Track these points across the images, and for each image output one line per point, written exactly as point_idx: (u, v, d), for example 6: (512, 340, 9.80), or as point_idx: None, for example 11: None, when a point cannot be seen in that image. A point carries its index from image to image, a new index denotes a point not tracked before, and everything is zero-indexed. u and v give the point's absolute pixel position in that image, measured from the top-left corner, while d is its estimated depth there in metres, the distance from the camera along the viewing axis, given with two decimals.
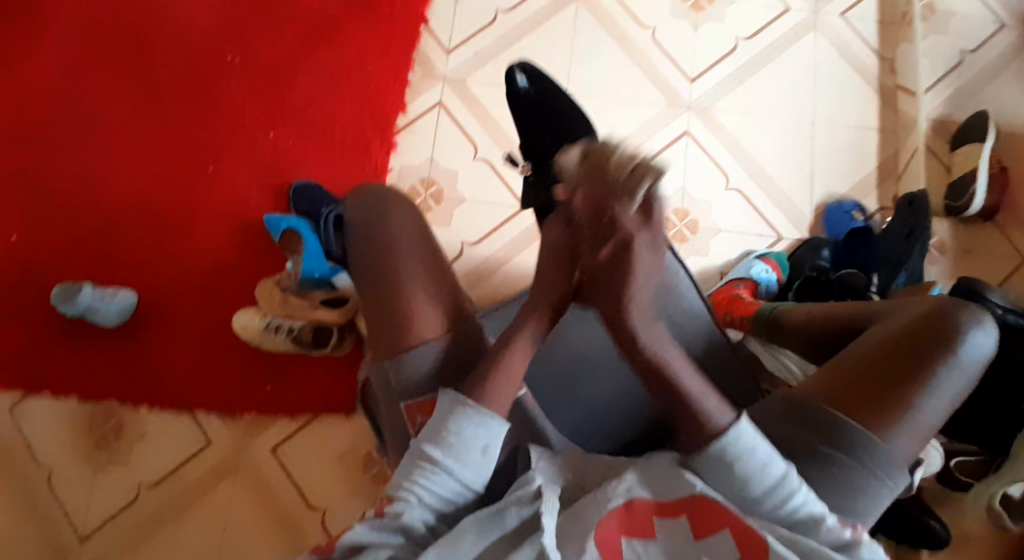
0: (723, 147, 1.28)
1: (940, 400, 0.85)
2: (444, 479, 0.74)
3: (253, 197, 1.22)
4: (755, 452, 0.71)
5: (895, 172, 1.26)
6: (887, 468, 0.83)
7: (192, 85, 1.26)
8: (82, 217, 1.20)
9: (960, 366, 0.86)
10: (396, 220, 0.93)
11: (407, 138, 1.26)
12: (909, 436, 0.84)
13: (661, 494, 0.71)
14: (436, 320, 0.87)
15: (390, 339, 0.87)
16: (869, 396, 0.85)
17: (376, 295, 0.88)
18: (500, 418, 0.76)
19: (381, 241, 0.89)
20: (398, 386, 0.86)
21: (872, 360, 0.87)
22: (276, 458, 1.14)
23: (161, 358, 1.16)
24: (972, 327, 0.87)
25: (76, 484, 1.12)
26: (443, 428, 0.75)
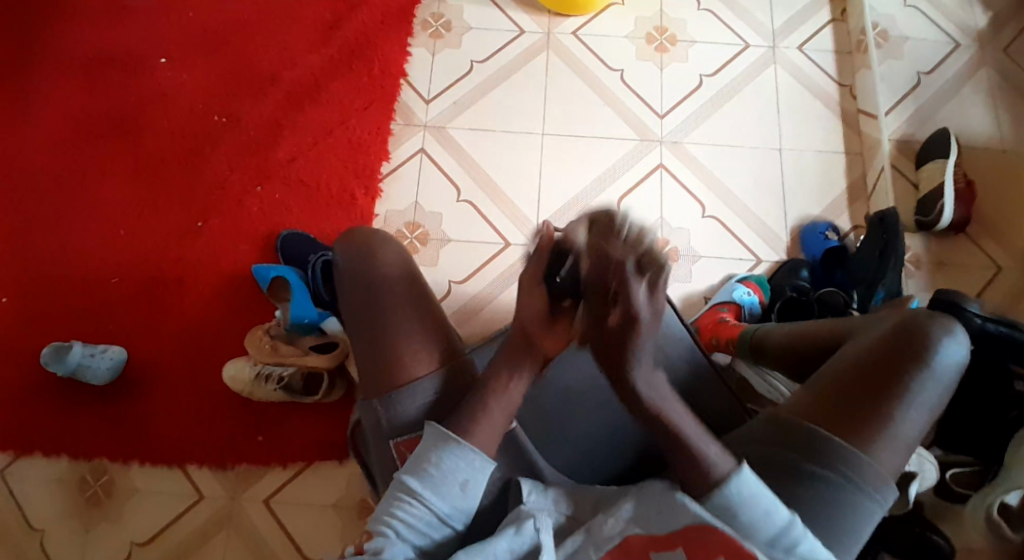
0: (695, 175, 1.33)
1: (918, 411, 0.85)
2: (421, 511, 0.77)
3: (246, 251, 1.29)
4: (758, 500, 0.75)
5: (864, 192, 1.32)
6: (875, 482, 0.83)
7: (192, 151, 1.35)
8: (90, 281, 1.27)
9: (936, 372, 0.86)
10: (386, 259, 0.94)
11: (391, 185, 1.33)
12: (892, 449, 0.84)
13: (653, 528, 0.76)
14: (425, 355, 0.89)
15: (380, 378, 0.89)
16: (849, 412, 0.85)
17: (367, 336, 0.91)
18: (484, 456, 0.79)
19: (374, 286, 0.92)
20: (388, 425, 0.88)
21: (849, 375, 0.88)
22: (268, 509, 1.19)
23: (159, 410, 1.22)
24: (945, 333, 0.88)
25: (69, 544, 1.16)
26: (429, 463, 0.78)
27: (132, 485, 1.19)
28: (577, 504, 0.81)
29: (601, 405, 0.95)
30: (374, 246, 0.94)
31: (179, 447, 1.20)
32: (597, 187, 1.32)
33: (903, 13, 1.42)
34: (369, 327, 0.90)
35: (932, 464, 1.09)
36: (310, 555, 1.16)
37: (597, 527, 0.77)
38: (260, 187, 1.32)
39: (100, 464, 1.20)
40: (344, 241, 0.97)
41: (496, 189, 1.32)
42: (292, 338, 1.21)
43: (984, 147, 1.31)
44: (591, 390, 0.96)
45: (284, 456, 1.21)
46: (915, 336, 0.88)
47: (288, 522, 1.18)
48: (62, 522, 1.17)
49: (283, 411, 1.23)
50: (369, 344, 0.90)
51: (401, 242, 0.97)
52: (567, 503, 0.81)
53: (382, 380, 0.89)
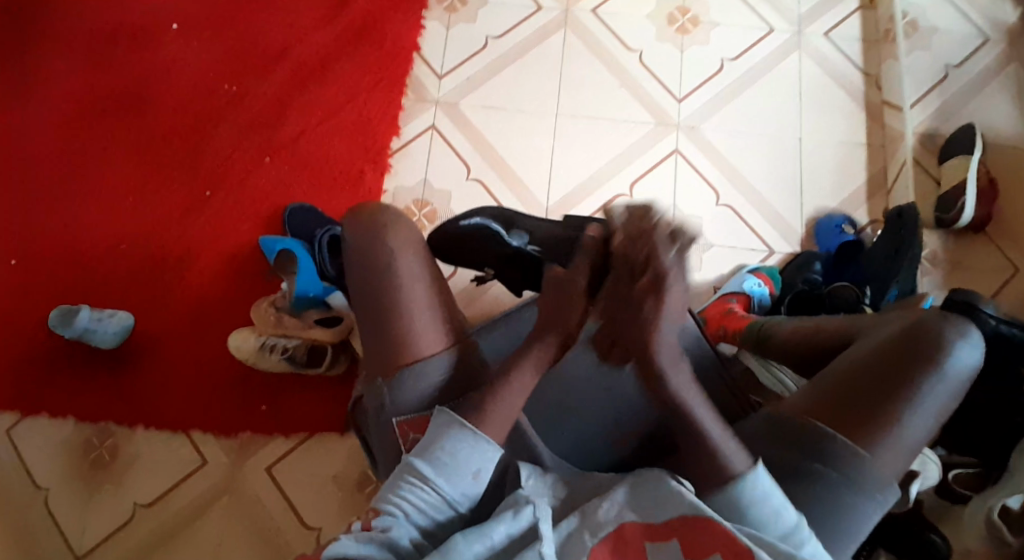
0: (711, 163, 1.31)
1: (924, 414, 0.84)
2: (429, 495, 0.77)
3: (255, 222, 1.29)
4: (769, 500, 0.76)
5: (884, 187, 1.29)
6: (875, 484, 0.82)
7: (204, 120, 1.34)
8: (100, 247, 1.28)
9: (947, 376, 0.85)
10: (395, 236, 0.92)
11: (401, 161, 1.31)
12: (896, 451, 0.83)
13: (650, 518, 0.76)
14: (430, 337, 0.88)
15: (385, 358, 0.89)
16: (853, 412, 0.84)
17: (372, 314, 0.89)
18: (495, 446, 0.79)
19: (382, 265, 0.90)
20: (392, 404, 0.88)
21: (856, 374, 0.86)
22: (269, 478, 1.20)
23: (164, 378, 1.23)
24: (957, 335, 0.86)
25: (74, 504, 1.18)
26: (441, 449, 0.78)
27: (136, 450, 1.20)
28: (574, 488, 0.82)
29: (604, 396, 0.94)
30: (382, 222, 0.92)
31: (183, 414, 1.22)
32: (608, 172, 1.29)
33: (934, 2, 1.38)
34: (374, 305, 0.89)
35: (934, 464, 1.08)
36: (309, 526, 1.18)
37: (591, 511, 0.76)
38: (270, 158, 1.32)
39: (105, 428, 1.21)
40: (355, 214, 0.95)
41: (507, 169, 1.30)
42: (298, 311, 1.21)
43: (1009, 146, 1.28)
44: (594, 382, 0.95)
45: (286, 428, 1.22)
46: (928, 339, 0.86)
47: (288, 493, 1.19)
48: (67, 483, 1.19)
49: (286, 383, 1.23)
50: (375, 323, 0.89)
51: (409, 218, 0.95)
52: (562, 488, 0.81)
53: (388, 359, 0.88)
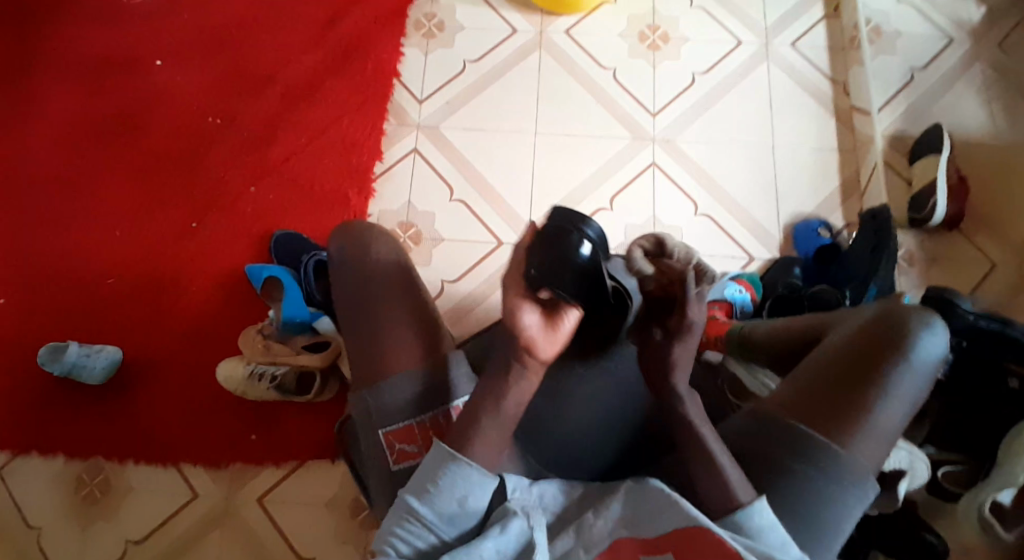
0: (689, 174, 1.33)
1: (897, 404, 0.85)
2: (422, 530, 0.78)
3: (240, 251, 1.30)
4: (768, 533, 0.77)
5: (858, 189, 1.31)
6: (855, 476, 0.83)
7: (185, 154, 1.35)
8: (85, 283, 1.28)
9: (916, 365, 0.86)
10: (380, 253, 0.97)
11: (384, 184, 1.33)
12: (872, 442, 0.84)
13: (643, 531, 0.76)
14: (418, 344, 0.91)
15: (368, 370, 0.90)
16: (828, 406, 0.86)
17: (357, 324, 0.93)
18: (484, 474, 0.78)
19: (366, 278, 0.95)
20: (376, 413, 0.88)
21: (830, 369, 0.88)
22: (262, 507, 1.20)
23: (153, 410, 1.23)
24: (924, 325, 0.88)
25: (65, 542, 1.17)
26: (427, 480, 0.79)
27: (128, 484, 1.20)
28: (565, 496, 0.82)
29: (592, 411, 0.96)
30: (369, 242, 0.98)
31: (174, 446, 1.22)
32: (589, 187, 1.31)
33: (897, 8, 1.42)
34: (360, 317, 0.93)
35: (923, 462, 1.09)
36: (303, 555, 1.18)
37: (586, 527, 0.78)
38: (253, 188, 1.33)
39: (95, 463, 1.21)
40: (339, 234, 1.00)
41: (488, 188, 1.31)
42: (285, 338, 1.22)
43: (978, 144, 1.31)
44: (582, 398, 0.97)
45: (278, 455, 1.22)
46: (895, 328, 0.88)
47: (282, 521, 1.19)
48: (58, 521, 1.18)
49: (277, 411, 1.24)
50: (359, 335, 0.92)
51: (394, 240, 1.00)
52: (554, 501, 0.82)
53: (374, 366, 0.90)
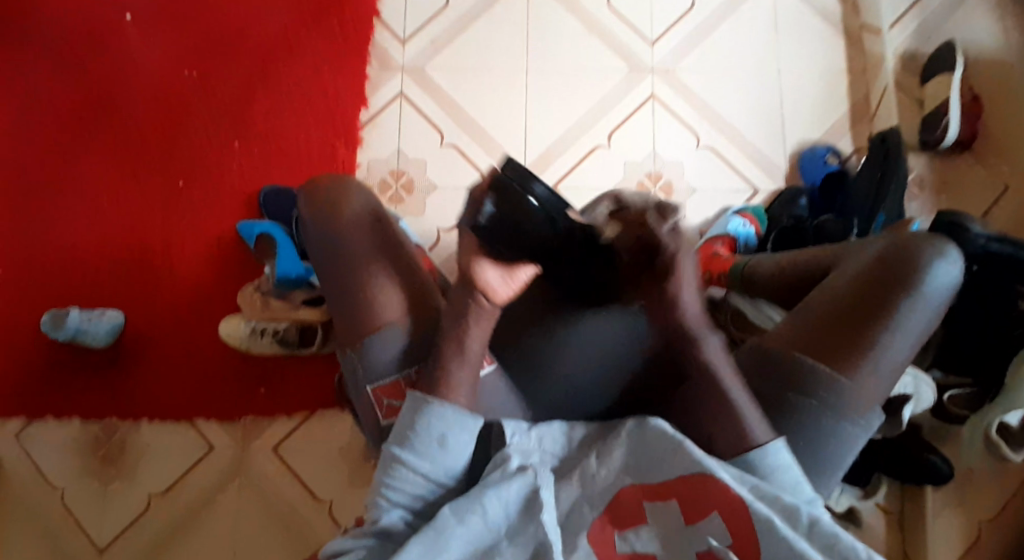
0: (689, 106, 1.28)
1: (904, 338, 0.86)
2: (410, 476, 0.80)
3: (233, 208, 1.29)
4: (783, 474, 0.80)
5: (868, 113, 1.26)
6: (857, 408, 0.86)
7: (169, 109, 1.33)
8: (81, 246, 1.28)
9: (925, 297, 0.87)
10: (349, 210, 0.96)
11: (372, 132, 1.30)
12: (877, 376, 0.86)
13: (644, 476, 0.78)
14: (399, 301, 0.92)
15: (352, 330, 0.91)
16: (835, 342, 0.87)
17: (336, 285, 0.93)
18: (459, 411, 0.81)
19: (339, 238, 0.94)
20: (363, 371, 0.90)
21: (836, 305, 0.88)
22: (277, 456, 1.22)
23: (160, 370, 1.24)
24: (937, 256, 0.88)
25: (87, 500, 1.21)
26: (406, 427, 0.82)
27: (144, 442, 1.23)
28: (564, 442, 0.84)
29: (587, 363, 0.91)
30: (336, 199, 0.96)
31: (185, 404, 1.24)
32: (583, 126, 1.28)
33: None
34: (338, 283, 0.93)
35: (928, 386, 1.12)
36: (320, 497, 1.20)
37: (587, 474, 0.79)
38: (238, 143, 1.31)
39: (110, 423, 1.23)
40: (306, 195, 0.98)
41: (480, 133, 1.29)
42: (283, 294, 1.21)
43: (993, 59, 1.25)
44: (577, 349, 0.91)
45: (287, 407, 1.24)
46: (902, 263, 0.88)
47: (296, 468, 1.22)
48: (80, 480, 1.21)
49: (282, 365, 1.25)
50: (338, 296, 0.92)
51: (360, 194, 0.98)
52: (555, 445, 0.84)
53: (358, 329, 0.91)
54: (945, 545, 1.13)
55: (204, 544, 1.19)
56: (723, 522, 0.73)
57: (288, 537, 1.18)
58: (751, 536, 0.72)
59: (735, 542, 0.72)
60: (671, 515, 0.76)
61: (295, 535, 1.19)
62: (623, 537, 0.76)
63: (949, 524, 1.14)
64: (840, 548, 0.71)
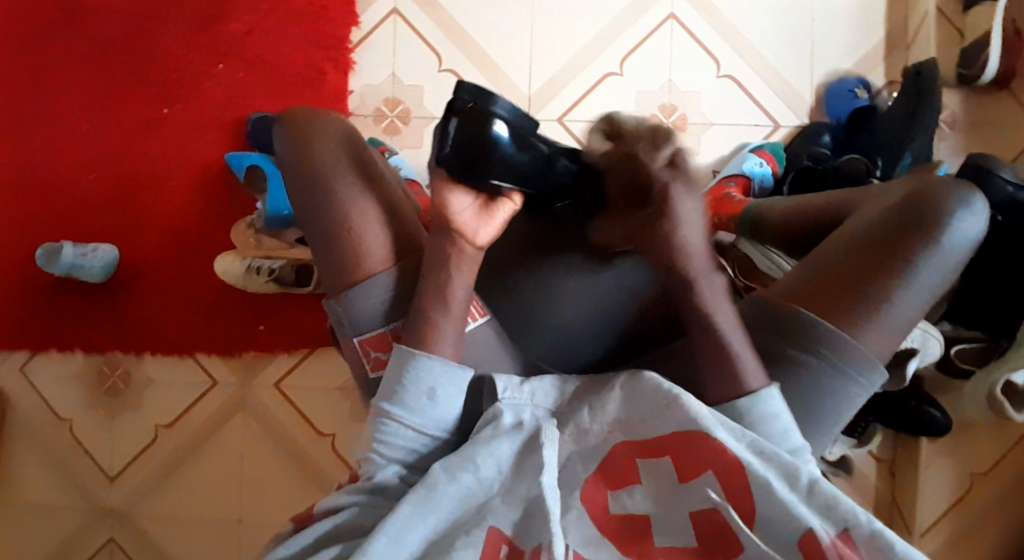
0: (711, 28, 1.18)
1: (918, 292, 0.78)
2: (403, 432, 0.71)
3: (221, 137, 1.22)
4: (776, 422, 0.69)
5: (904, 41, 1.16)
6: (860, 367, 0.78)
7: (146, 25, 1.23)
8: (68, 176, 1.23)
9: (945, 250, 0.78)
10: (321, 132, 0.79)
11: (365, 55, 1.21)
12: (883, 332, 0.78)
13: (642, 434, 0.68)
14: (385, 244, 0.77)
15: (333, 278, 0.77)
16: (840, 295, 0.79)
17: (310, 221, 0.78)
18: (449, 361, 0.72)
19: (309, 166, 0.77)
20: (347, 321, 0.77)
21: (846, 253, 0.80)
22: (279, 392, 1.23)
23: (158, 306, 1.23)
24: (962, 206, 0.79)
25: (97, 431, 1.23)
26: (392, 379, 0.72)
27: (147, 375, 1.24)
28: (559, 393, 0.74)
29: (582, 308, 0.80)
30: (312, 122, 0.80)
31: (185, 340, 1.23)
32: (595, 50, 1.18)
33: None
34: (313, 221, 0.78)
35: (936, 341, 1.07)
36: (324, 432, 1.22)
37: (583, 434, 0.70)
38: (222, 66, 1.22)
39: (113, 358, 1.24)
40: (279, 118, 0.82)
41: (482, 56, 1.19)
42: (276, 231, 1.17)
43: None
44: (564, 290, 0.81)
45: (286, 344, 1.23)
46: (924, 207, 0.79)
47: (299, 403, 1.23)
48: (87, 412, 1.24)
49: (280, 302, 1.23)
50: (316, 236, 0.78)
51: (341, 116, 0.82)
52: (548, 397, 0.74)
53: (339, 277, 0.77)
54: (937, 491, 1.15)
55: (212, 474, 1.22)
56: (722, 488, 0.64)
57: (293, 470, 1.21)
58: (744, 494, 0.63)
59: (735, 503, 0.63)
60: (666, 476, 0.66)
61: (299, 468, 1.22)
62: (613, 495, 0.67)
63: (944, 472, 1.15)
64: (842, 509, 0.62)
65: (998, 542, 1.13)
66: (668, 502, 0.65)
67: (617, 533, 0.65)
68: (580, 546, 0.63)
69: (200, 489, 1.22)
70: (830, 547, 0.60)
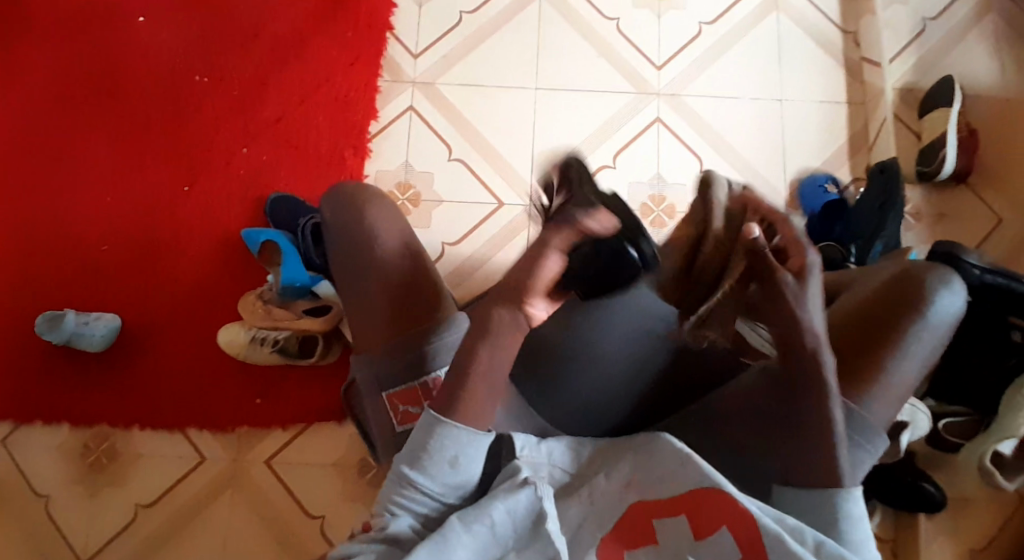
0: (695, 129, 1.31)
1: (911, 361, 0.85)
2: (421, 495, 0.72)
3: (236, 215, 1.28)
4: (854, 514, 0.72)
5: (866, 144, 1.29)
6: (867, 432, 0.82)
7: (176, 114, 1.33)
8: (81, 247, 1.27)
9: (931, 321, 0.85)
10: (369, 212, 0.93)
11: (380, 145, 1.31)
12: (885, 399, 0.84)
13: (660, 492, 0.70)
14: (412, 309, 0.87)
15: (369, 340, 0.88)
16: (843, 366, 0.85)
17: (354, 291, 0.90)
18: (476, 430, 0.71)
19: (355, 243, 0.91)
20: (379, 377, 0.86)
21: (845, 332, 0.87)
22: (270, 470, 1.20)
23: (154, 377, 1.22)
24: (941, 284, 0.87)
25: (74, 509, 1.17)
26: (419, 444, 0.72)
27: (136, 450, 1.20)
28: (574, 457, 0.77)
29: (616, 375, 0.87)
30: (359, 203, 0.93)
31: (178, 412, 1.21)
32: (591, 145, 1.30)
33: None
34: (354, 284, 0.90)
35: (923, 414, 1.12)
36: (313, 514, 1.18)
37: (596, 490, 0.72)
38: (245, 150, 1.31)
39: (101, 430, 1.21)
40: (330, 198, 0.97)
41: (489, 147, 1.30)
42: (285, 302, 1.21)
43: (987, 97, 1.29)
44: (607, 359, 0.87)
45: (282, 419, 1.22)
46: (909, 286, 0.87)
47: (291, 482, 1.19)
48: (66, 487, 1.18)
49: (279, 375, 1.23)
50: (359, 305, 0.90)
51: (383, 196, 0.95)
52: (564, 458, 0.77)
53: (374, 332, 0.88)
54: None
55: (192, 557, 1.16)
56: (739, 544, 0.65)
57: (280, 553, 1.16)
58: (763, 551, 0.64)
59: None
60: (683, 530, 0.68)
61: (286, 551, 1.16)
62: (630, 554, 0.68)
63: (945, 553, 1.14)
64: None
65: None
66: (684, 558, 0.66)
67: None
68: None
69: None
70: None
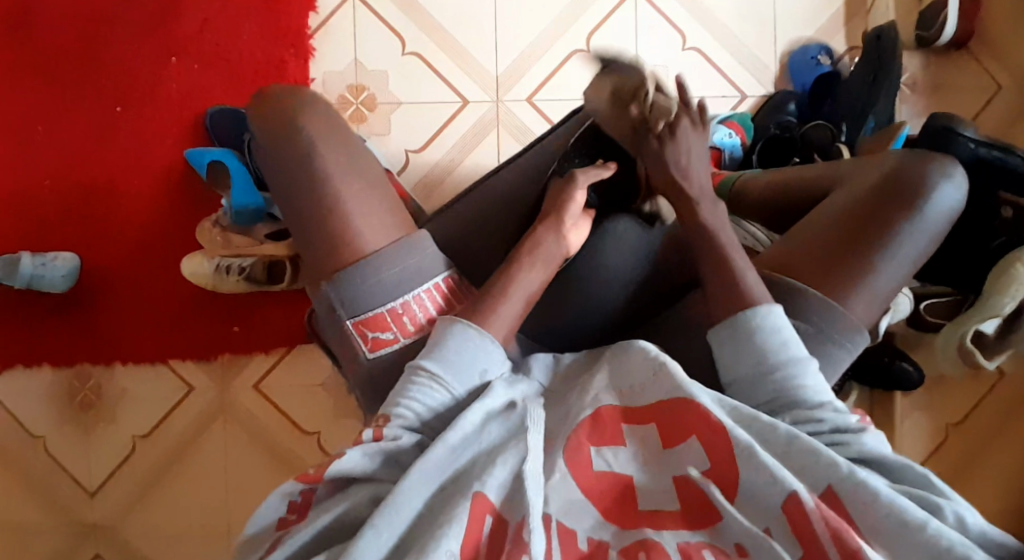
0: (675, 1, 1.18)
1: (903, 258, 0.80)
2: (441, 394, 0.71)
3: (180, 135, 1.18)
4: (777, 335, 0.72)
5: (864, 6, 1.18)
6: (847, 333, 0.79)
7: (90, 21, 1.18)
8: (17, 184, 1.18)
9: (926, 217, 0.81)
10: (306, 121, 0.80)
11: (324, 42, 1.18)
12: (870, 299, 0.80)
13: (629, 402, 0.71)
14: (381, 231, 0.79)
15: (328, 264, 0.78)
16: (832, 262, 0.80)
17: (301, 214, 0.79)
18: (497, 342, 0.74)
19: (300, 161, 0.78)
20: (347, 305, 0.77)
21: (838, 226, 0.81)
22: (259, 393, 1.21)
23: (124, 314, 1.19)
24: (941, 177, 0.82)
25: (73, 446, 1.19)
26: (443, 344, 0.73)
27: (120, 386, 1.20)
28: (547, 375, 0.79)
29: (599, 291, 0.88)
30: (293, 111, 0.80)
31: (156, 346, 1.20)
32: (561, 27, 1.18)
33: None
34: (300, 209, 0.79)
35: (906, 297, 1.11)
36: (308, 430, 1.20)
37: (572, 411, 0.73)
38: (175, 59, 1.18)
39: (82, 370, 1.20)
40: (257, 112, 0.82)
41: (446, 38, 1.18)
42: (245, 227, 1.14)
43: None
44: (594, 274, 0.87)
45: (262, 345, 1.21)
46: (908, 180, 0.81)
47: (281, 405, 1.21)
48: (60, 426, 1.19)
49: (251, 302, 1.20)
50: (310, 230, 0.78)
51: (318, 101, 0.82)
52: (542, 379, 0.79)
53: (328, 259, 0.78)
54: (913, 444, 1.19)
55: (196, 481, 1.19)
56: (705, 450, 0.67)
57: (280, 470, 1.19)
58: (729, 459, 0.66)
59: (716, 469, 0.66)
60: (648, 440, 0.69)
61: (285, 467, 1.20)
62: (597, 452, 0.68)
63: (919, 426, 1.19)
64: (823, 463, 0.65)
65: (972, 488, 1.18)
66: (653, 467, 0.68)
67: (604, 497, 0.66)
68: (562, 515, 0.65)
69: (185, 498, 1.19)
70: (815, 511, 0.62)
